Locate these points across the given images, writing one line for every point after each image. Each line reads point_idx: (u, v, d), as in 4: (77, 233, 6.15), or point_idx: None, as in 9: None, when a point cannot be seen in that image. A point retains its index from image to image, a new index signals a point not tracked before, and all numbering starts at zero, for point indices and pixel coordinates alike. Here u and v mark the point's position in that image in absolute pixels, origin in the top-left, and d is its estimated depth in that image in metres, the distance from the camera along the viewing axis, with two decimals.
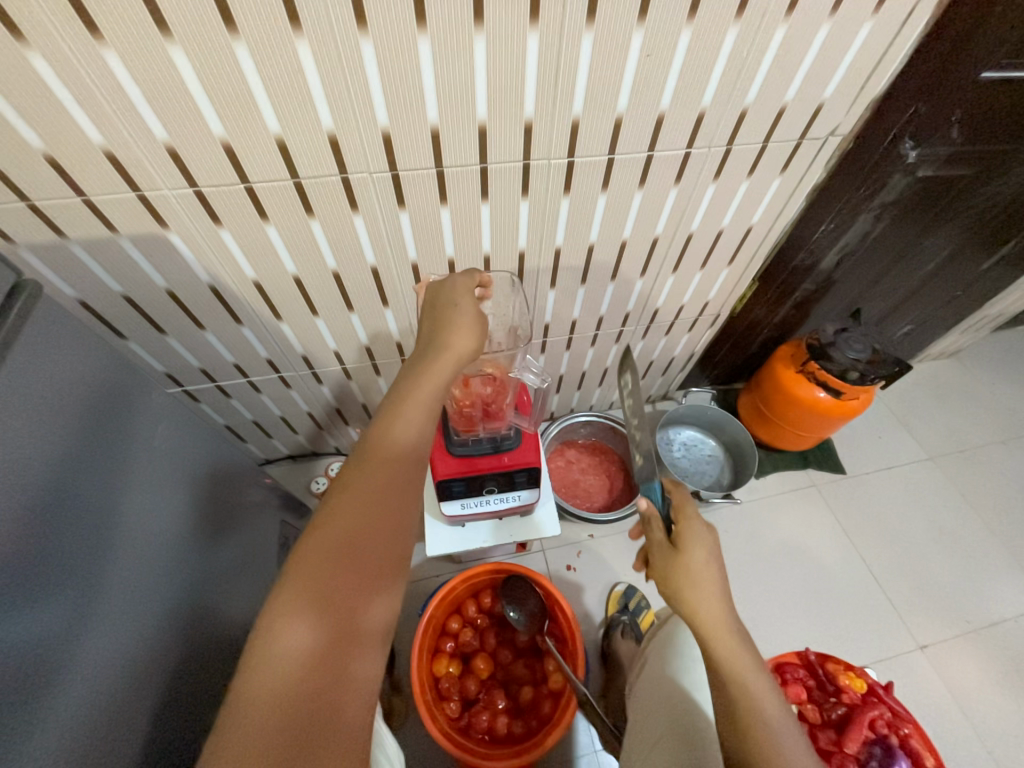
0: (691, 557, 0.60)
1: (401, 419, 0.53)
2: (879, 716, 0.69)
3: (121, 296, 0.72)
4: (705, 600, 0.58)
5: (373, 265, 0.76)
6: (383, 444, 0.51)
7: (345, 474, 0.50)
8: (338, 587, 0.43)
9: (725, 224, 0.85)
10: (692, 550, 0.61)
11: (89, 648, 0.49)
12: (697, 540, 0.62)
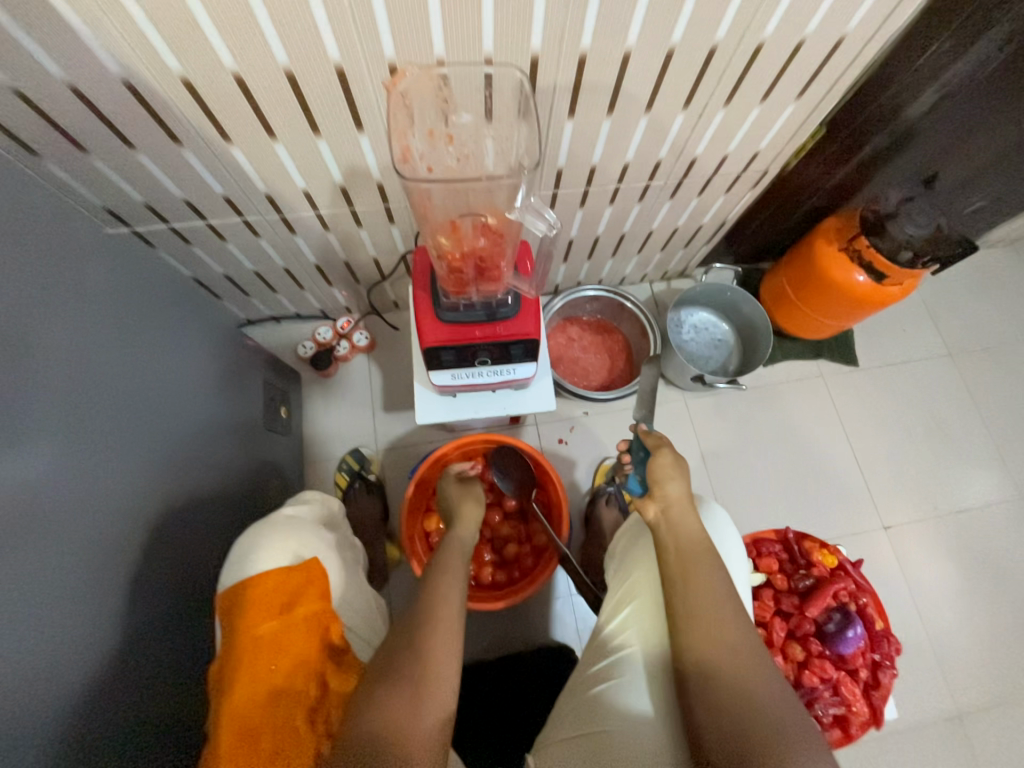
0: (669, 478, 0.65)
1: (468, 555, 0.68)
2: (843, 588, 0.74)
3: (13, 92, 0.56)
4: (677, 484, 0.65)
5: (339, 65, 0.58)
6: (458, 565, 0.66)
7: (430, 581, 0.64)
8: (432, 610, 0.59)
9: (807, 32, 0.64)
10: (677, 454, 0.68)
11: (47, 496, 0.51)
12: (679, 467, 0.66)
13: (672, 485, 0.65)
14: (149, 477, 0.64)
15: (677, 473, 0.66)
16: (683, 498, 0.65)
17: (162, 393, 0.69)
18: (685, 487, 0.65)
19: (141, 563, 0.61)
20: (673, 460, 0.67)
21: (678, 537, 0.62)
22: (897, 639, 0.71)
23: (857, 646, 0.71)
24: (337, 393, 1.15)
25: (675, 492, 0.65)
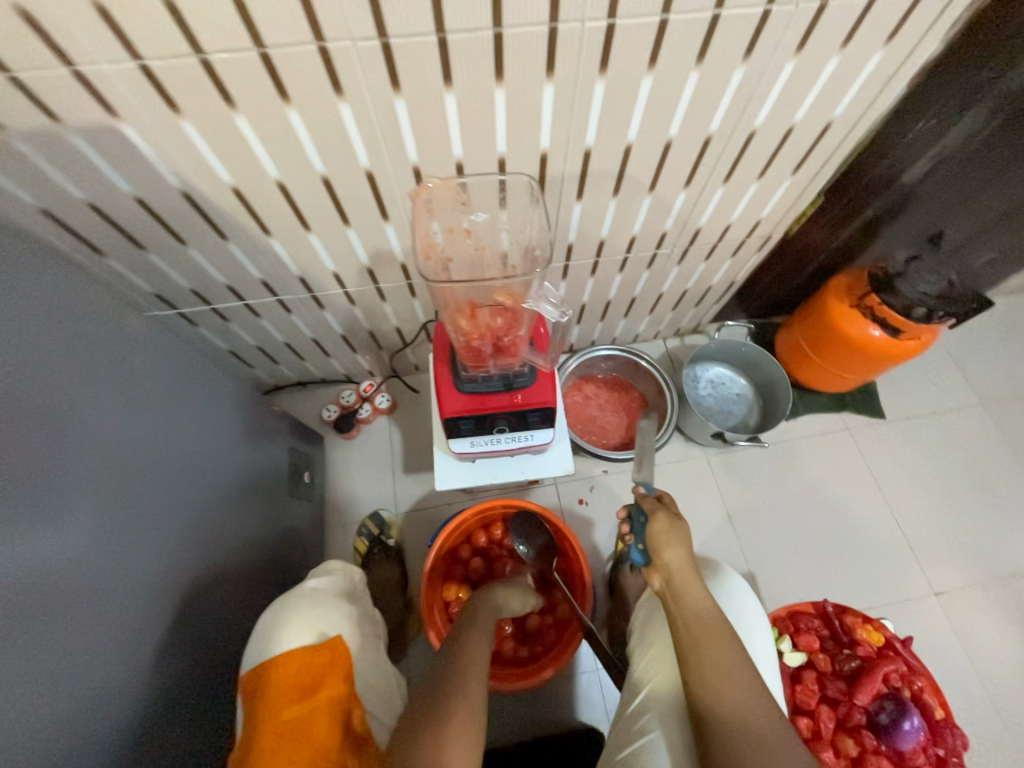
0: (667, 547, 0.63)
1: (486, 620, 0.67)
2: (893, 670, 0.71)
3: (87, 205, 0.64)
4: (676, 550, 0.63)
5: (368, 169, 0.64)
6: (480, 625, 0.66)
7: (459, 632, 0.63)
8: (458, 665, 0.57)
9: (797, 120, 0.69)
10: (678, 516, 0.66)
11: (86, 577, 0.52)
12: (676, 531, 0.64)
13: (670, 553, 0.63)
14: (176, 555, 0.65)
15: (674, 538, 0.64)
16: (686, 566, 0.62)
17: (199, 469, 0.72)
18: (685, 550, 0.63)
19: (161, 645, 0.60)
20: (671, 524, 0.65)
21: (682, 613, 0.59)
22: (960, 730, 0.68)
23: (915, 740, 0.67)
24: (358, 456, 1.18)
25: (675, 560, 0.63)
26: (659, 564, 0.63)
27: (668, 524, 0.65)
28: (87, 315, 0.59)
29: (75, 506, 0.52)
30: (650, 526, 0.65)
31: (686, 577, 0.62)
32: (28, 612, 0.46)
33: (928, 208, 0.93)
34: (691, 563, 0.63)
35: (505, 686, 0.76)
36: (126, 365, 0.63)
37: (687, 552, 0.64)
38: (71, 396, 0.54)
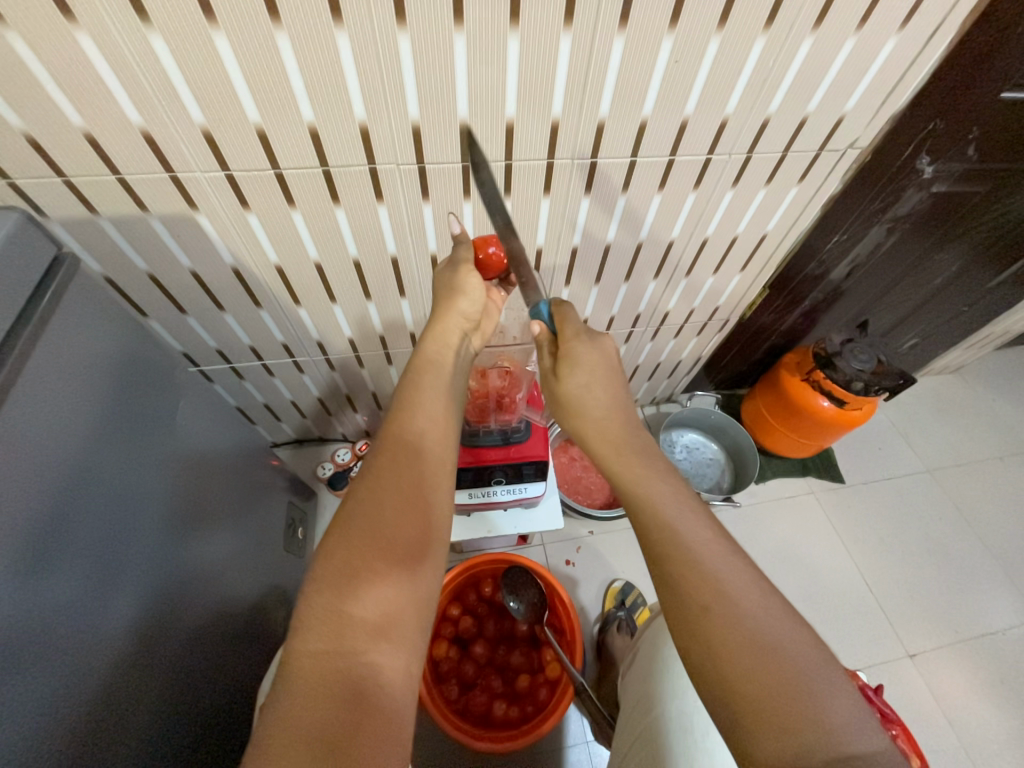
0: (564, 391, 0.61)
1: (421, 403, 0.59)
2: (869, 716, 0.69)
3: (146, 274, 0.74)
4: (591, 417, 0.61)
5: (394, 255, 0.77)
6: (406, 421, 0.57)
7: (387, 459, 0.53)
8: (383, 538, 0.47)
9: (740, 230, 0.86)
10: (574, 376, 0.60)
11: (100, 621, 0.52)
12: (575, 383, 0.60)
13: (575, 375, 0.60)
14: (181, 603, 0.65)
15: (576, 389, 0.61)
16: (593, 368, 0.60)
17: (208, 518, 0.74)
18: (590, 389, 0.60)
19: (160, 697, 0.60)
20: (578, 340, 0.60)
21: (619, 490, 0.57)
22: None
23: None
24: None
25: (581, 372, 0.60)
26: (563, 405, 0.63)
27: (570, 353, 0.60)
28: (148, 369, 0.64)
29: (95, 556, 0.52)
30: (545, 369, 0.63)
31: (591, 380, 0.60)
32: (47, 653, 0.46)
33: (854, 299, 1.11)
34: (609, 360, 0.62)
35: (493, 747, 0.76)
36: (167, 417, 0.67)
37: (595, 348, 0.61)
38: (115, 450, 0.56)
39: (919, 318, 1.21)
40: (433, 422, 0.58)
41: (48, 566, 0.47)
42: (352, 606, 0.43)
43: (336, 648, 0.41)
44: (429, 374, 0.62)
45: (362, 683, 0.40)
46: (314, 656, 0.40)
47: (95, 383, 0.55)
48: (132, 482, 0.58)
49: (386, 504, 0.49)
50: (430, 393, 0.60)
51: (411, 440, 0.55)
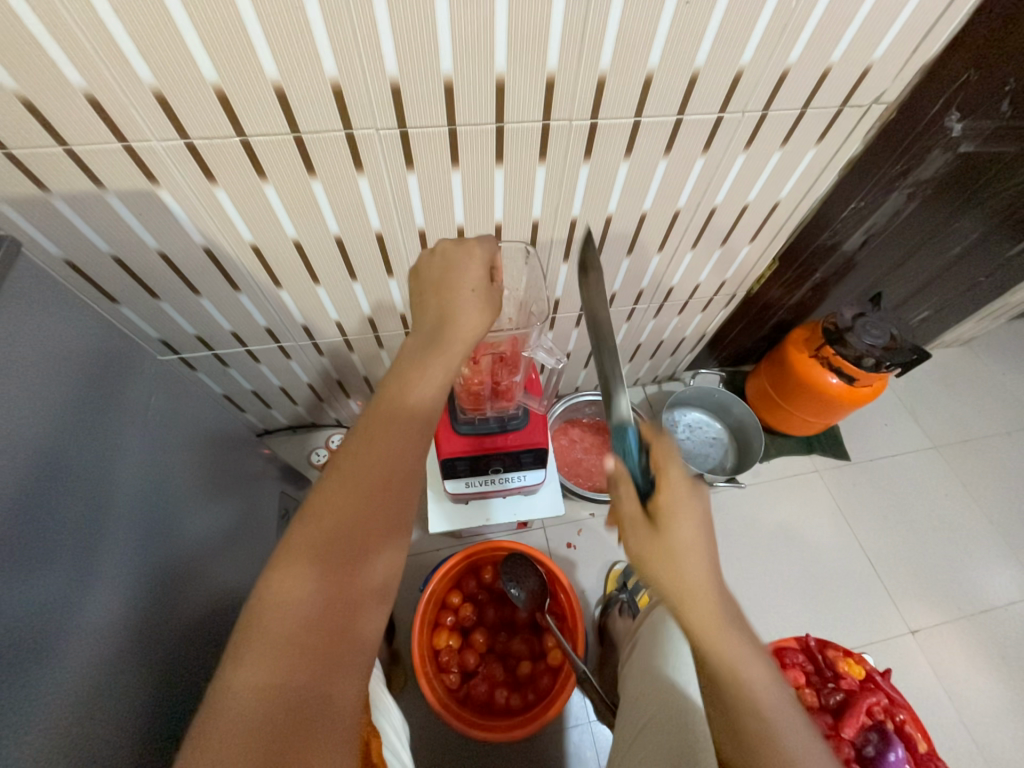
0: (668, 544, 0.49)
1: (420, 382, 0.53)
2: (877, 703, 0.70)
3: (110, 256, 0.68)
4: (693, 568, 0.49)
5: (379, 231, 0.72)
6: (393, 410, 0.52)
7: (357, 459, 0.49)
8: (340, 553, 0.44)
9: (751, 199, 0.80)
10: (676, 524, 0.50)
11: (83, 621, 0.50)
12: (686, 532, 0.49)
13: (681, 531, 0.49)
14: (171, 594, 0.63)
15: (688, 540, 0.49)
16: (697, 543, 0.49)
17: (197, 503, 0.72)
18: (692, 557, 0.49)
19: (143, 710, 0.56)
20: (680, 496, 0.51)
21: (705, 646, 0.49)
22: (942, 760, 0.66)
23: None
24: None
25: (686, 536, 0.49)
26: (662, 560, 0.49)
27: (665, 503, 0.51)
28: (97, 361, 0.56)
29: (71, 559, 0.49)
30: (636, 516, 0.51)
31: (699, 534, 0.50)
32: (28, 658, 0.44)
33: (868, 271, 1.06)
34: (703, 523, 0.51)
35: (494, 737, 0.75)
36: (125, 412, 0.60)
37: (698, 504, 0.51)
38: (85, 443, 0.53)
39: (933, 290, 1.16)
40: (425, 408, 0.53)
41: (14, 571, 0.44)
42: (297, 635, 0.41)
43: (289, 666, 0.40)
44: (432, 350, 0.55)
45: (302, 710, 0.39)
46: (252, 686, 0.39)
47: (33, 379, 0.48)
48: (110, 475, 0.55)
49: (348, 519, 0.46)
50: (435, 364, 0.54)
51: (389, 436, 0.50)
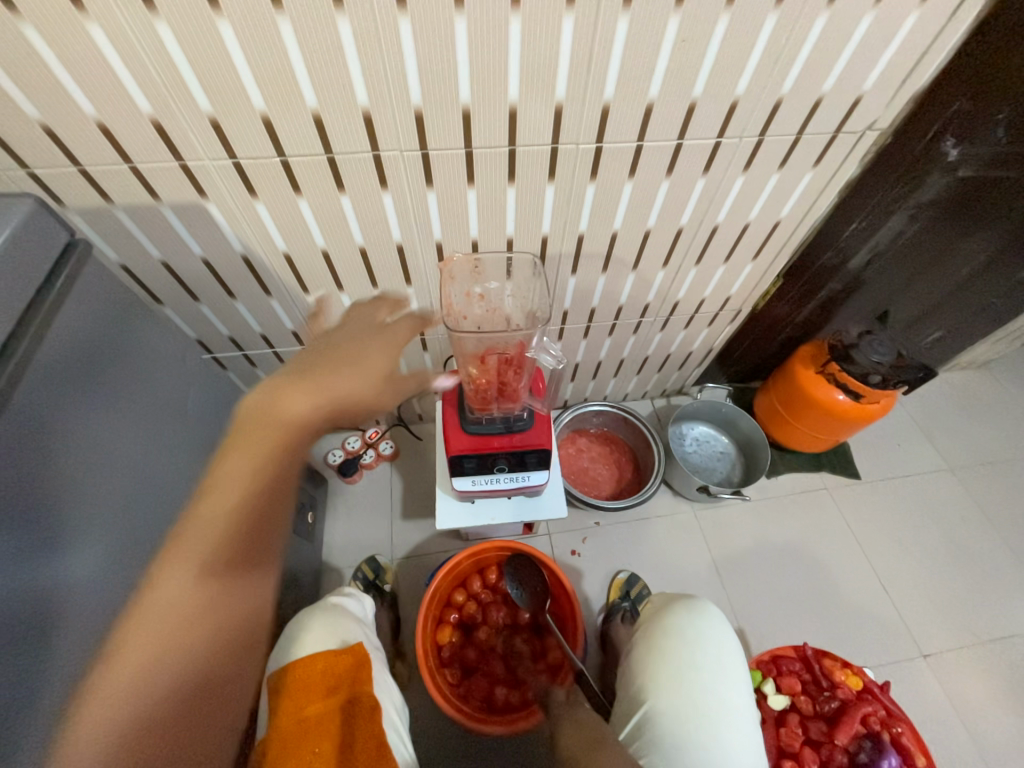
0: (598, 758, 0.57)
1: (290, 396, 0.46)
2: (873, 713, 0.76)
3: (159, 261, 0.75)
4: None
5: (399, 243, 0.78)
6: (263, 416, 0.45)
7: (227, 463, 0.44)
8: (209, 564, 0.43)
9: (752, 217, 0.84)
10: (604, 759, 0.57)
11: (124, 591, 0.55)
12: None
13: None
14: None
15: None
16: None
17: None
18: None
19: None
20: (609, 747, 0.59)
21: None
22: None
23: None
24: (360, 501, 1.22)
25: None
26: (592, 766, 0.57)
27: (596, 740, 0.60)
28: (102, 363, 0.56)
29: (116, 533, 0.54)
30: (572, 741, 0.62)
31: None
32: (83, 621, 0.49)
33: (874, 289, 1.07)
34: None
35: (491, 730, 0.77)
36: (127, 411, 0.59)
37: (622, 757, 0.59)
38: (130, 429, 0.59)
39: (943, 310, 1.17)
40: (302, 420, 0.46)
41: (77, 537, 0.49)
42: (150, 653, 0.41)
43: (124, 689, 0.39)
44: (325, 366, 0.50)
45: (143, 724, 0.40)
46: (105, 696, 0.39)
47: (94, 369, 0.55)
48: (149, 459, 0.61)
49: (218, 533, 0.43)
50: (310, 387, 0.47)
51: (259, 446, 0.45)
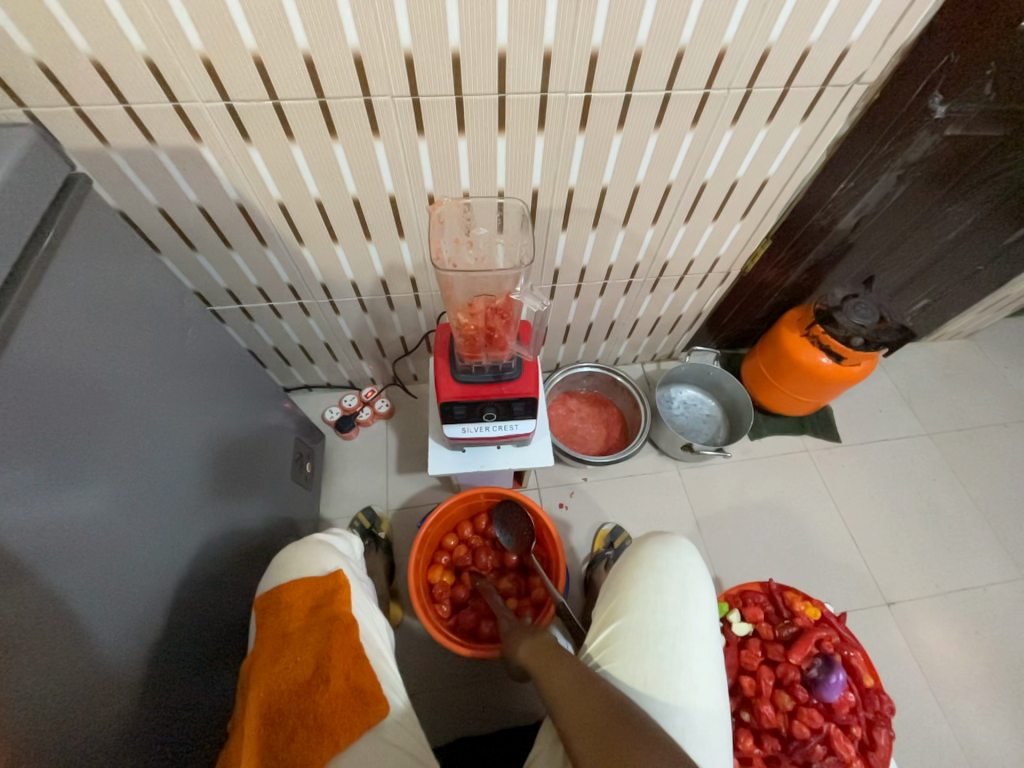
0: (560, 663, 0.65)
1: None
2: (827, 637, 0.83)
3: (156, 208, 0.77)
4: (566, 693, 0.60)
5: (392, 194, 0.79)
6: None
7: None
8: None
9: (740, 175, 0.85)
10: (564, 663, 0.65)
11: (126, 517, 0.59)
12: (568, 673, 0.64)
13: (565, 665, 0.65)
14: (196, 511, 0.72)
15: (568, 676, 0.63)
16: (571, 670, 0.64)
17: (221, 435, 0.81)
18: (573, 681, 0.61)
19: (134, 642, 0.58)
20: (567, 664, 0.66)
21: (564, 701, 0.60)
22: (887, 695, 0.78)
23: (840, 691, 0.78)
24: (357, 456, 1.27)
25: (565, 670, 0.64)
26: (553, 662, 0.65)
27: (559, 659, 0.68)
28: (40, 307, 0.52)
29: (118, 465, 0.58)
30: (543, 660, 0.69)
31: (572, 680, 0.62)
32: (87, 540, 0.53)
33: (861, 253, 1.09)
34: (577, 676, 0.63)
35: (476, 654, 0.84)
36: (114, 357, 0.59)
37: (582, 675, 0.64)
38: (129, 369, 0.61)
39: (929, 277, 1.19)
40: None
41: (77, 466, 0.53)
42: None
43: None
44: None
45: None
46: None
47: (93, 308, 0.57)
48: (148, 399, 0.64)
49: None
50: None
51: None
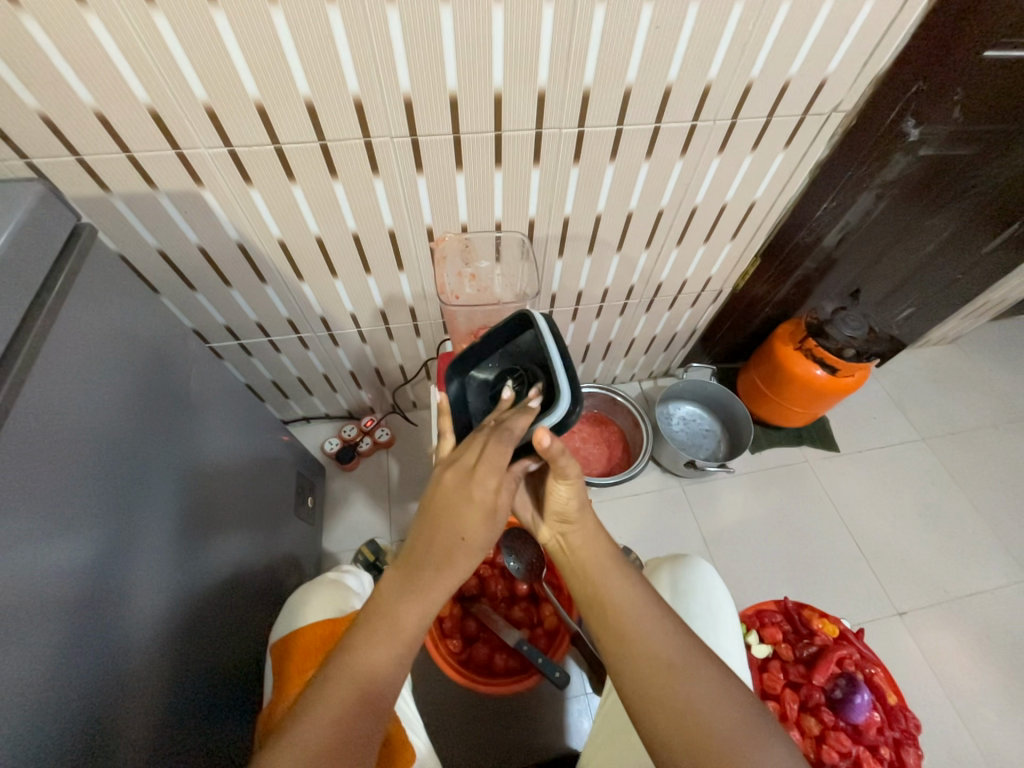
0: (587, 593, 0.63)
1: None
2: (848, 656, 0.83)
3: (156, 250, 0.77)
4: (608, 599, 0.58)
5: (391, 228, 0.80)
6: None
7: None
8: None
9: (729, 198, 0.88)
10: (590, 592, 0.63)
11: (132, 576, 0.56)
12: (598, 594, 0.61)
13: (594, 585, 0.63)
14: (199, 559, 0.69)
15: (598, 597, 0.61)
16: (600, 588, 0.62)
17: (223, 476, 0.79)
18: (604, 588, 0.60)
19: (134, 723, 0.54)
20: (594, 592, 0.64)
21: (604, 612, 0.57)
22: (913, 715, 0.78)
23: (866, 712, 0.77)
24: (358, 487, 1.25)
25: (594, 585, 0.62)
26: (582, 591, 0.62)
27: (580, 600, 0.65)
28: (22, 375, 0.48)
29: (124, 520, 0.56)
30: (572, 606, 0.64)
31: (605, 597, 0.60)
32: (92, 606, 0.50)
33: (846, 267, 1.12)
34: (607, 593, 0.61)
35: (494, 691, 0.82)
36: (119, 408, 0.58)
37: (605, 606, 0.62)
38: (135, 419, 0.60)
39: (912, 288, 1.23)
40: None
41: (84, 528, 0.50)
42: None
43: None
44: None
45: None
46: None
47: (99, 358, 0.56)
48: (153, 448, 0.63)
49: None
50: None
51: None
